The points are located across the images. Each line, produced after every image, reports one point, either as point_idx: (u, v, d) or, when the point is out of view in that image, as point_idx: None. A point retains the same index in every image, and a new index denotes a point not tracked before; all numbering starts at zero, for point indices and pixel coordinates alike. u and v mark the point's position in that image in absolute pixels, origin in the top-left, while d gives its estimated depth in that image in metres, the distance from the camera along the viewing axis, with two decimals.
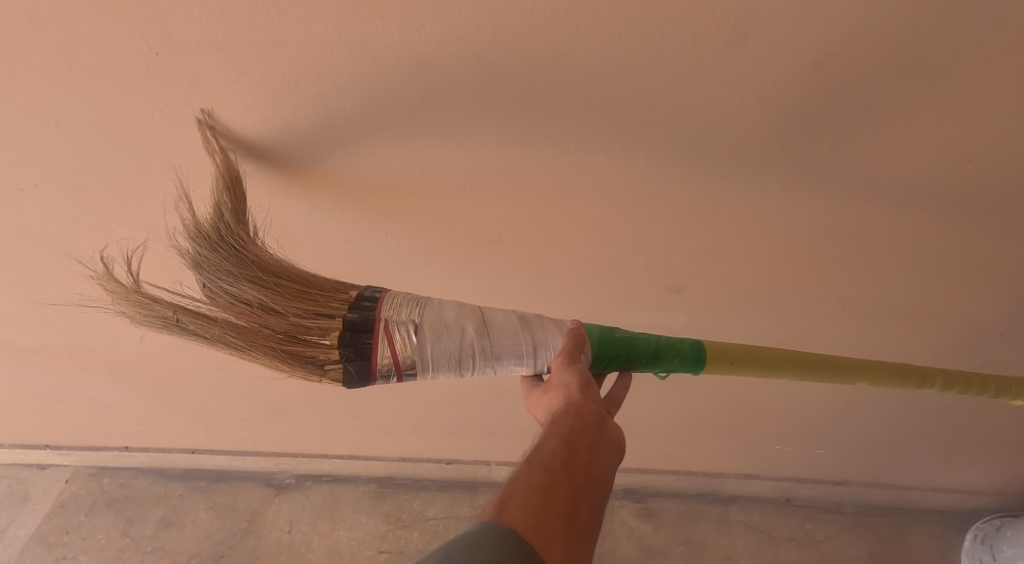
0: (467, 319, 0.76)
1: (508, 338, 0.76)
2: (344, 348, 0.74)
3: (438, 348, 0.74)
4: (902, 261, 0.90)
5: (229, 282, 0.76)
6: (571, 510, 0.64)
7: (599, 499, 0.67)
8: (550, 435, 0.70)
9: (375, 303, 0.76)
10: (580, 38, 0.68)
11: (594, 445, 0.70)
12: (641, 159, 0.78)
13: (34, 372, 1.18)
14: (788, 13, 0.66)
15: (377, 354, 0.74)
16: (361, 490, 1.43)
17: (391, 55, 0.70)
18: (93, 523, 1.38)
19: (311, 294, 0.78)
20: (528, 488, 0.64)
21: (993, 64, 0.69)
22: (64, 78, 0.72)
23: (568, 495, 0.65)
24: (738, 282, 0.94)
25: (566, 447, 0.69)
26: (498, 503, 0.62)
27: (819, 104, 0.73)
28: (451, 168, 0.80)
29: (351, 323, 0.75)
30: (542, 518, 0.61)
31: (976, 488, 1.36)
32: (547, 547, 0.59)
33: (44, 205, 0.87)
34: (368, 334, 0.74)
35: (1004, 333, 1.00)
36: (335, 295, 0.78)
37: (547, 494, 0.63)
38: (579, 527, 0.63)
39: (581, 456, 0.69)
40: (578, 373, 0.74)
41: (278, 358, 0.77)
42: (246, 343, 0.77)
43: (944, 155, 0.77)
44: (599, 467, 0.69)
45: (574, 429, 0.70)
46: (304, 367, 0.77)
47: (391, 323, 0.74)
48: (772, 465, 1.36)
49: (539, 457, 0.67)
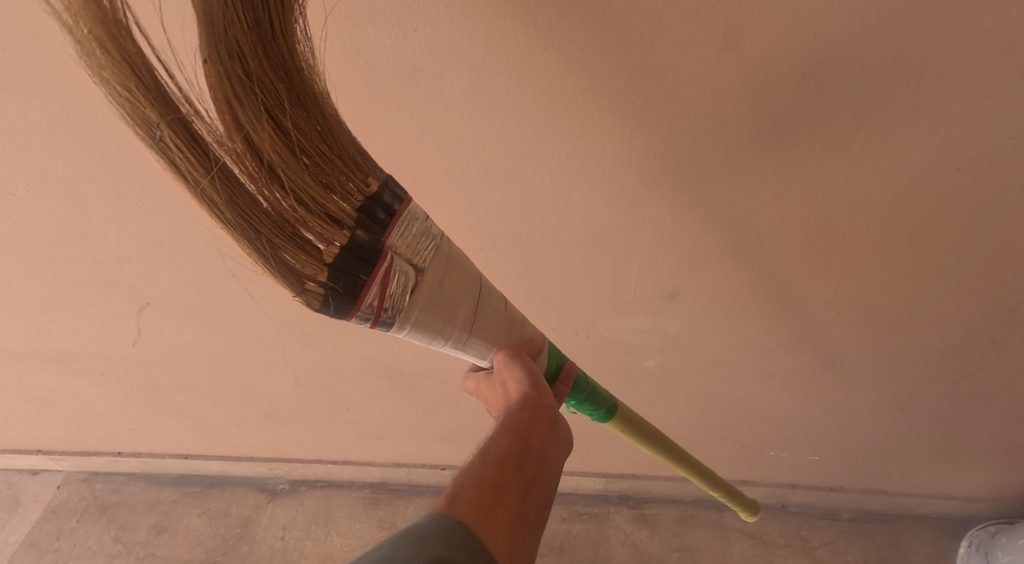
0: (464, 297, 0.69)
1: (485, 336, 0.73)
2: (333, 272, 0.62)
3: (424, 316, 0.66)
4: (895, 270, 0.90)
5: (241, 105, 0.57)
6: (521, 506, 0.65)
7: (546, 494, 0.69)
8: (503, 430, 0.70)
9: (387, 225, 0.64)
10: (572, 44, 0.68)
11: (546, 440, 0.72)
12: (633, 166, 0.78)
13: (26, 377, 1.18)
14: (776, 23, 0.67)
15: (364, 297, 0.63)
16: (355, 495, 1.43)
17: (382, 60, 0.70)
18: (85, 529, 1.37)
19: (324, 162, 0.62)
20: (481, 482, 0.65)
21: (980, 72, 0.69)
22: (56, 82, 0.72)
23: (519, 491, 0.66)
24: (729, 289, 0.94)
25: (520, 442, 0.70)
26: (450, 494, 0.64)
27: (807, 114, 0.73)
28: (444, 173, 0.81)
29: (348, 247, 0.62)
30: (492, 513, 0.63)
31: (972, 495, 1.35)
32: (495, 542, 0.61)
33: (37, 209, 0.87)
34: (366, 266, 0.62)
35: (997, 340, 1.00)
36: (352, 179, 0.63)
37: (498, 490, 0.65)
38: (526, 522, 0.65)
39: (534, 453, 0.70)
40: (528, 372, 0.74)
41: (262, 240, 0.60)
42: (237, 211, 0.59)
43: (932, 164, 0.77)
44: (550, 461, 0.71)
45: (528, 426, 0.71)
46: (281, 260, 0.61)
47: (393, 265, 0.63)
48: (767, 472, 1.35)
49: (494, 450, 0.68)
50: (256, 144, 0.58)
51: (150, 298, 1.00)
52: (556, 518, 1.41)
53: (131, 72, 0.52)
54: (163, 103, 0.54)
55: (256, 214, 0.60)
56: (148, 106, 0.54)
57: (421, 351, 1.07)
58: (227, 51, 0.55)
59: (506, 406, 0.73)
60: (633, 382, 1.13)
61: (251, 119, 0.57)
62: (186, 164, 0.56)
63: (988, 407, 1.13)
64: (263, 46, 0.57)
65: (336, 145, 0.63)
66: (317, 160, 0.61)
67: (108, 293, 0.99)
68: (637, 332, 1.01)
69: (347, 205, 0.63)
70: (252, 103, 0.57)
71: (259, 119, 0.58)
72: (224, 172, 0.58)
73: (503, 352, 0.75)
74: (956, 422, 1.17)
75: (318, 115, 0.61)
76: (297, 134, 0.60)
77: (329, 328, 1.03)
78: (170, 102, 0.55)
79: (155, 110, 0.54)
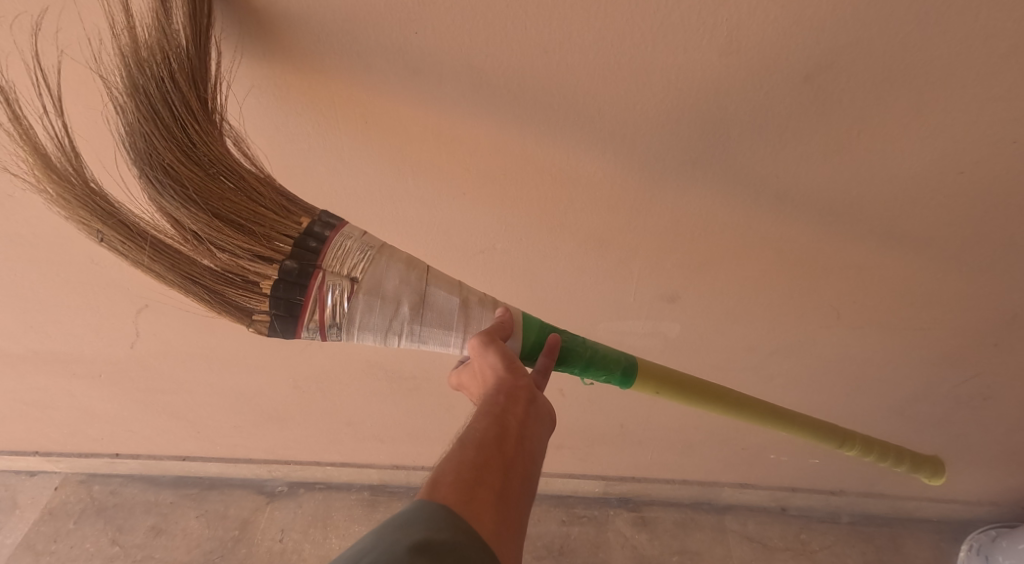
0: (406, 293, 0.71)
1: (439, 323, 0.72)
2: (274, 300, 0.70)
3: (367, 319, 0.71)
4: (897, 272, 0.89)
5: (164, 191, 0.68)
6: (505, 483, 0.63)
7: (533, 470, 0.66)
8: (481, 414, 0.67)
9: (319, 249, 0.70)
10: (573, 46, 0.68)
11: (527, 417, 0.68)
12: (634, 169, 0.78)
13: (23, 379, 1.18)
14: (779, 24, 0.66)
15: (305, 314, 0.70)
16: (354, 497, 1.42)
17: (381, 62, 0.70)
18: (82, 531, 1.37)
19: (248, 216, 0.70)
20: (460, 465, 0.62)
21: (983, 76, 0.69)
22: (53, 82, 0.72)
23: (501, 469, 0.63)
24: (730, 292, 0.93)
25: (498, 423, 0.66)
26: (432, 479, 0.62)
27: (809, 116, 0.72)
28: (443, 175, 0.80)
29: (283, 275, 0.69)
30: (473, 493, 0.61)
31: (973, 499, 1.34)
32: (479, 520, 0.59)
33: (34, 211, 0.87)
34: (301, 288, 0.69)
35: (999, 344, 0.99)
36: (278, 222, 0.71)
37: (479, 469, 0.62)
38: (512, 498, 0.62)
39: (514, 432, 0.66)
40: (499, 354, 0.70)
41: (209, 293, 0.71)
42: (180, 275, 0.71)
43: (934, 167, 0.77)
44: (534, 437, 0.68)
45: (505, 407, 0.68)
46: (231, 304, 0.72)
47: (326, 281, 0.69)
48: (767, 475, 1.35)
49: (471, 434, 0.65)
50: (181, 219, 0.69)
51: (147, 300, 1.00)
52: (556, 521, 1.40)
53: (79, 202, 0.69)
54: (105, 214, 0.69)
55: (197, 271, 0.71)
56: (97, 221, 0.69)
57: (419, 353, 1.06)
58: (147, 156, 0.68)
59: (483, 392, 0.70)
60: None
61: (172, 201, 0.68)
62: (131, 250, 0.70)
63: (990, 410, 1.12)
64: (175, 141, 0.68)
65: (259, 197, 0.71)
66: (243, 216, 0.70)
67: (106, 295, 0.99)
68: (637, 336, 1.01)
69: (272, 245, 0.70)
70: (170, 187, 0.68)
71: (179, 198, 0.68)
72: (166, 249, 0.71)
73: (474, 338, 0.72)
74: (958, 426, 1.17)
75: (238, 178, 0.70)
76: (218, 199, 0.69)
77: None
78: (111, 211, 0.70)
79: (99, 222, 0.69)
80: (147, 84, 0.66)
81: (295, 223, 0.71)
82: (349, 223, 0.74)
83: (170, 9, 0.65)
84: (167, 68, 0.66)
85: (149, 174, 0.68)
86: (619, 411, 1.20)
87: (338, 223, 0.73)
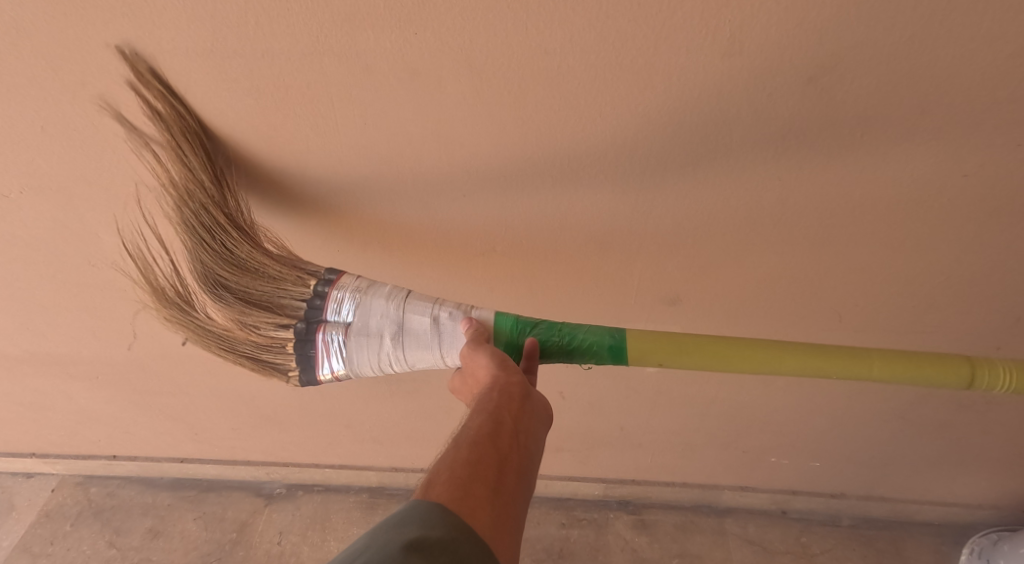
0: (387, 327, 0.79)
1: (420, 345, 0.79)
2: (297, 357, 0.82)
3: (363, 358, 0.80)
4: (900, 276, 0.89)
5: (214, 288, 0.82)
6: (499, 479, 0.65)
7: (527, 464, 0.69)
8: (475, 412, 0.70)
9: (318, 305, 0.81)
10: (573, 48, 0.68)
11: (520, 413, 0.71)
12: (636, 171, 0.77)
13: (20, 380, 1.17)
14: (782, 26, 0.66)
15: (317, 364, 0.82)
16: (353, 500, 1.41)
17: (382, 63, 0.70)
18: (80, 533, 1.36)
19: (275, 295, 0.82)
20: (454, 463, 0.64)
21: (989, 78, 0.68)
22: (52, 82, 0.72)
23: (495, 464, 0.66)
24: (731, 296, 0.93)
25: (493, 420, 0.69)
26: (427, 479, 0.64)
27: (813, 119, 0.72)
28: (443, 179, 0.79)
29: (301, 335, 0.81)
30: (468, 489, 0.62)
31: (974, 502, 1.34)
32: (474, 515, 0.61)
33: (31, 212, 0.86)
34: (310, 343, 0.81)
35: (1001, 347, 0.99)
36: (296, 293, 0.81)
37: (473, 467, 0.64)
38: (507, 494, 0.64)
39: (508, 428, 0.69)
40: (490, 355, 0.74)
41: (262, 363, 0.85)
42: (239, 355, 0.85)
43: (938, 171, 0.76)
44: (528, 433, 0.70)
45: (499, 404, 0.70)
46: (278, 368, 0.86)
47: (326, 332, 0.80)
48: (768, 478, 1.34)
49: (466, 433, 0.68)
50: (228, 308, 0.82)
51: (144, 302, 0.99)
52: (556, 524, 1.39)
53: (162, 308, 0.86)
54: (180, 315, 0.85)
55: (250, 349, 0.85)
56: (178, 322, 0.86)
57: None
58: (196, 264, 0.81)
59: (477, 392, 0.73)
60: (633, 387, 1.12)
61: (222, 297, 0.82)
62: (202, 339, 0.86)
63: (992, 413, 1.12)
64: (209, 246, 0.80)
65: (281, 273, 0.81)
66: (272, 298, 0.82)
67: (104, 297, 0.98)
68: None
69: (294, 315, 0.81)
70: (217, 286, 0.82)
71: (227, 294, 0.82)
72: (224, 335, 0.85)
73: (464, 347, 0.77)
74: (960, 429, 1.16)
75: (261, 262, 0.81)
76: (251, 286, 0.81)
77: None
78: (183, 311, 0.85)
79: (179, 324, 0.86)
80: (181, 210, 0.78)
81: (305, 287, 0.81)
82: (345, 273, 0.83)
83: (179, 145, 0.75)
84: (188, 192, 0.77)
85: (204, 283, 0.82)
86: (618, 414, 1.19)
87: (335, 276, 0.82)
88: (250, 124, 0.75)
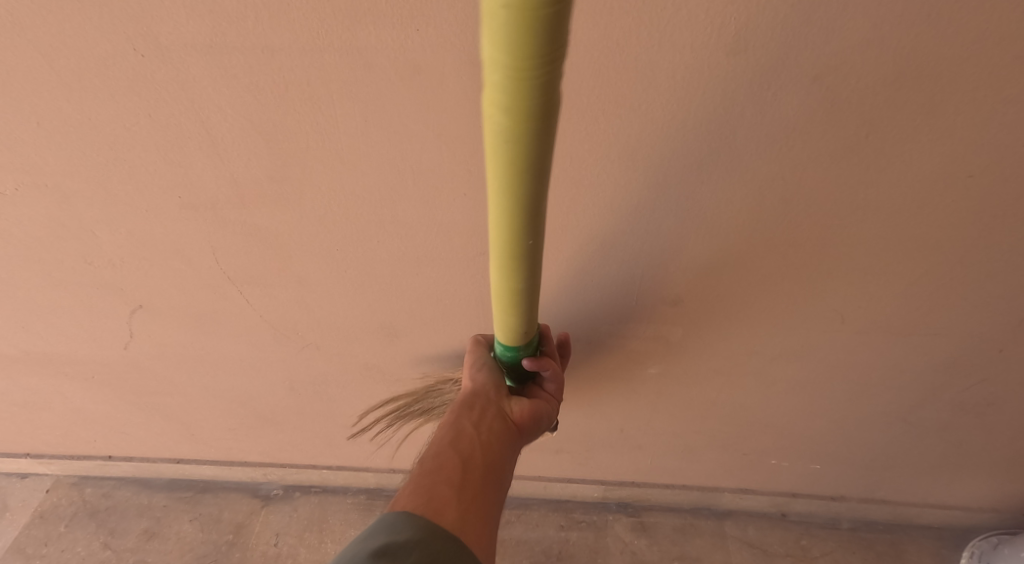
0: None
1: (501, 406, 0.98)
2: None
3: None
4: (903, 278, 0.88)
5: None
6: (462, 476, 0.82)
7: (489, 460, 0.85)
8: (441, 428, 0.88)
9: None
10: (578, 46, 0.67)
11: (479, 419, 0.88)
12: (640, 171, 0.77)
13: (14, 380, 1.16)
14: (788, 24, 0.65)
15: None
16: (351, 502, 1.40)
17: (384, 60, 0.69)
18: (74, 535, 1.35)
19: None
20: (419, 476, 0.83)
21: (995, 78, 0.68)
22: (49, 79, 0.71)
23: (455, 468, 0.83)
24: (732, 297, 0.92)
25: (453, 431, 0.87)
26: (399, 492, 0.82)
27: (817, 119, 0.72)
28: (444, 177, 0.79)
29: None
30: (431, 492, 0.79)
31: (975, 506, 1.33)
32: (440, 512, 0.77)
33: (26, 209, 0.85)
34: None
35: (1003, 350, 0.98)
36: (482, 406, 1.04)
37: (435, 473, 0.82)
38: (471, 489, 0.81)
39: (468, 433, 0.87)
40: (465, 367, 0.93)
41: None
42: None
43: (943, 171, 0.76)
44: (489, 435, 0.87)
45: (460, 415, 0.88)
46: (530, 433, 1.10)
47: None
48: (768, 480, 1.33)
49: (433, 447, 0.86)
50: None
51: (141, 301, 0.98)
52: (555, 525, 1.39)
53: None
54: None
55: None
56: None
57: (418, 356, 1.05)
58: None
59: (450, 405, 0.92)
60: (633, 390, 1.11)
61: None
62: None
63: (994, 417, 1.11)
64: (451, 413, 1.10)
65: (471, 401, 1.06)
66: None
67: (101, 295, 0.97)
68: (640, 339, 1.00)
69: None
70: None
71: None
72: None
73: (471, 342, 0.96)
74: (961, 432, 1.16)
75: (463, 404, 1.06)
76: None
77: (326, 331, 1.01)
78: None
79: None
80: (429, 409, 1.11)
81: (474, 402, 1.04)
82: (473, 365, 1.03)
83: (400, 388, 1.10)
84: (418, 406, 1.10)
85: None
86: (619, 416, 1.18)
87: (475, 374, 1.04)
88: (251, 121, 0.75)
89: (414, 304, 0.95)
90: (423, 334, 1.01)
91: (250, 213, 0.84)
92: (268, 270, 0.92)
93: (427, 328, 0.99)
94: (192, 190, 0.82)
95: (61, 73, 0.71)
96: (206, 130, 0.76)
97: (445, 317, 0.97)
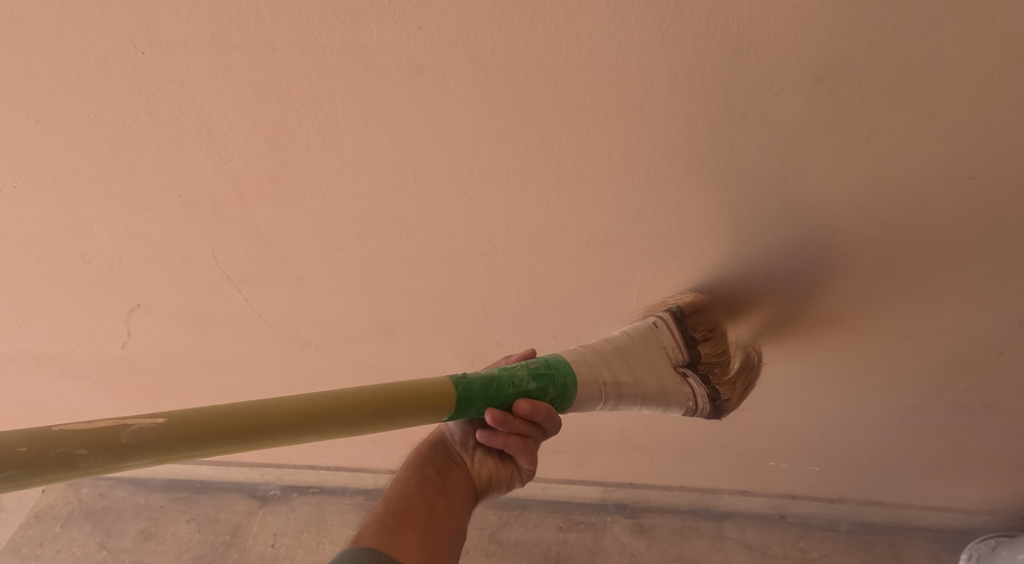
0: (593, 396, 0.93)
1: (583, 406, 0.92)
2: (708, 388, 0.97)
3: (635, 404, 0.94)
4: (904, 279, 0.88)
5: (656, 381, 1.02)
6: (426, 521, 0.82)
7: (452, 508, 0.85)
8: (406, 473, 0.89)
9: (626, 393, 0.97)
10: (580, 45, 0.67)
11: (444, 467, 0.90)
12: (641, 170, 0.76)
13: (11, 379, 1.15)
14: (791, 23, 0.65)
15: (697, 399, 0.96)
16: (349, 502, 1.39)
17: (385, 58, 0.69)
18: (69, 535, 1.34)
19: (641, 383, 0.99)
20: (382, 517, 0.82)
21: (997, 79, 0.68)
22: (47, 77, 0.71)
23: (418, 513, 0.83)
24: (733, 297, 0.92)
25: (418, 476, 0.88)
26: (361, 532, 0.81)
27: (819, 119, 0.71)
28: (445, 177, 0.78)
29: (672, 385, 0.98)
30: (394, 534, 0.79)
31: (972, 508, 1.33)
32: (403, 553, 0.77)
33: (23, 208, 0.85)
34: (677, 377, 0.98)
35: (1003, 352, 0.98)
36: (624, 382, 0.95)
37: (399, 515, 0.82)
38: (433, 534, 0.81)
39: (432, 480, 0.87)
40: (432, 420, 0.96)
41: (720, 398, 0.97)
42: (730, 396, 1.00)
43: (944, 172, 0.75)
44: (453, 483, 0.88)
45: (425, 463, 0.90)
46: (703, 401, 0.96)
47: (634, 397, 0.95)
48: (767, 482, 1.33)
49: (396, 491, 0.86)
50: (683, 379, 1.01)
51: (139, 300, 0.98)
52: (553, 527, 1.39)
53: None
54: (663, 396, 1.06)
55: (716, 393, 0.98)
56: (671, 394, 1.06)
57: (417, 356, 1.05)
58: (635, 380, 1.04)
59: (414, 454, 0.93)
60: None
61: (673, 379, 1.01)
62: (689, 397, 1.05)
63: (992, 419, 1.11)
64: None
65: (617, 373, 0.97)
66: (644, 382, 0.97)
67: (98, 293, 0.97)
68: None
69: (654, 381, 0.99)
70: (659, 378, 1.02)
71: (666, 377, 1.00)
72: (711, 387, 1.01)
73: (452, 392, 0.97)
74: (960, 434, 1.15)
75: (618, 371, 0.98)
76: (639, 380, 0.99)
77: (325, 331, 1.01)
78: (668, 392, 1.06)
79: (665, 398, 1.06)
80: None
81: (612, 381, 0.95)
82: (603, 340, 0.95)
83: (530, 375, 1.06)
84: None
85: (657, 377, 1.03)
86: (619, 417, 1.18)
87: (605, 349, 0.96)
88: (250, 119, 0.74)
89: (415, 303, 0.95)
90: (423, 334, 1.01)
91: (250, 212, 0.84)
92: (269, 268, 0.91)
93: (427, 328, 0.99)
94: (191, 188, 0.81)
95: (60, 70, 0.70)
96: (206, 127, 0.75)
97: (446, 317, 0.97)
